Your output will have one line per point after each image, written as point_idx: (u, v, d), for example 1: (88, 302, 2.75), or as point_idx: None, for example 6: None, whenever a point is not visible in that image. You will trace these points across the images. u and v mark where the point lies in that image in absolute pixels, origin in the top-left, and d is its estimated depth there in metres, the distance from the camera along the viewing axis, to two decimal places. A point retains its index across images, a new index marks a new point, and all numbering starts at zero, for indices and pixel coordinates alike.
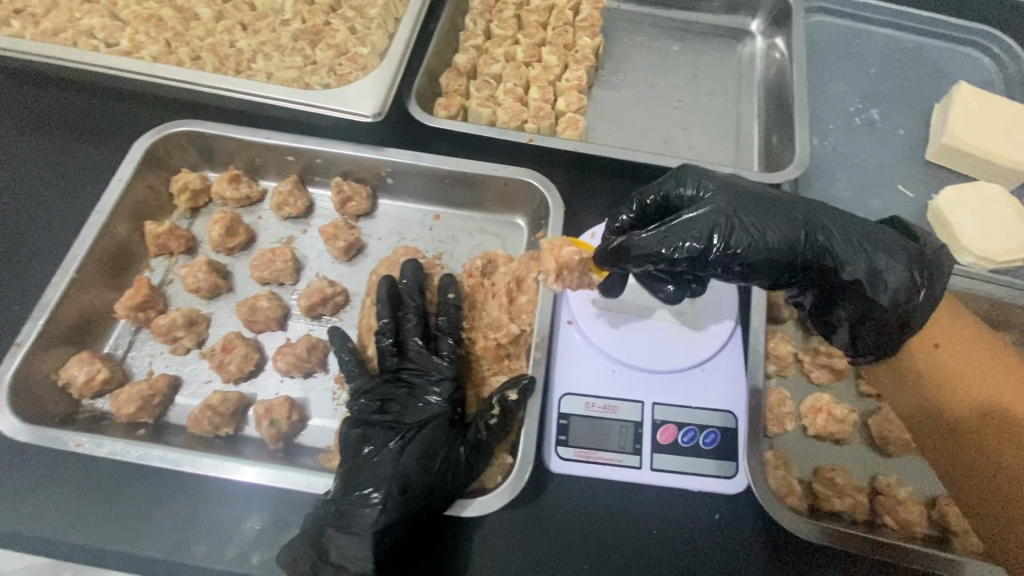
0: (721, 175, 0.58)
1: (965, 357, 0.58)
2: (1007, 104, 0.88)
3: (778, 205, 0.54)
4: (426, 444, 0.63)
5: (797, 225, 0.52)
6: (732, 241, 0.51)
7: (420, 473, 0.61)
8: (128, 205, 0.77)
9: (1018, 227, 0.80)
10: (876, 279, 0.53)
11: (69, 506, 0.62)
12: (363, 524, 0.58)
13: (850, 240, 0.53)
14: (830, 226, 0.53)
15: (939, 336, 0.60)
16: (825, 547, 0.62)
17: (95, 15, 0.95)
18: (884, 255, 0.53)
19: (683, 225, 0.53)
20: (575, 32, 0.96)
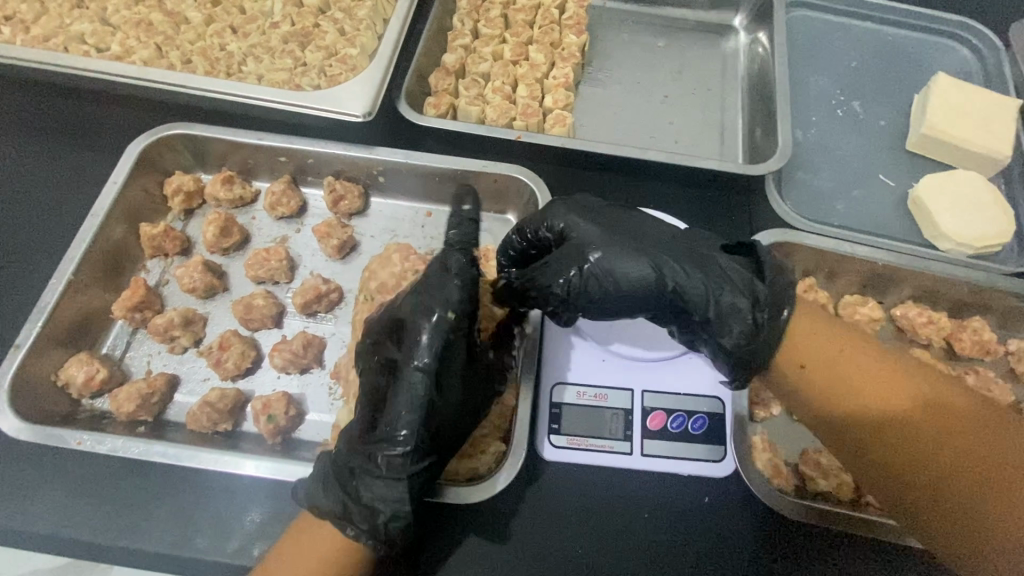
0: (606, 215, 0.67)
1: (850, 365, 0.55)
2: (983, 94, 0.90)
3: (644, 247, 0.64)
4: (460, 393, 0.63)
5: (637, 264, 0.62)
6: (598, 276, 0.63)
7: (453, 422, 0.62)
8: (122, 207, 0.78)
9: (994, 213, 0.82)
10: (728, 311, 0.60)
11: (71, 503, 0.63)
12: (401, 475, 0.58)
13: (700, 280, 0.61)
14: (687, 267, 0.62)
15: (806, 357, 0.57)
16: (814, 526, 0.64)
17: (86, 21, 0.96)
18: (741, 290, 0.61)
19: (563, 262, 0.64)
20: (561, 30, 0.97)
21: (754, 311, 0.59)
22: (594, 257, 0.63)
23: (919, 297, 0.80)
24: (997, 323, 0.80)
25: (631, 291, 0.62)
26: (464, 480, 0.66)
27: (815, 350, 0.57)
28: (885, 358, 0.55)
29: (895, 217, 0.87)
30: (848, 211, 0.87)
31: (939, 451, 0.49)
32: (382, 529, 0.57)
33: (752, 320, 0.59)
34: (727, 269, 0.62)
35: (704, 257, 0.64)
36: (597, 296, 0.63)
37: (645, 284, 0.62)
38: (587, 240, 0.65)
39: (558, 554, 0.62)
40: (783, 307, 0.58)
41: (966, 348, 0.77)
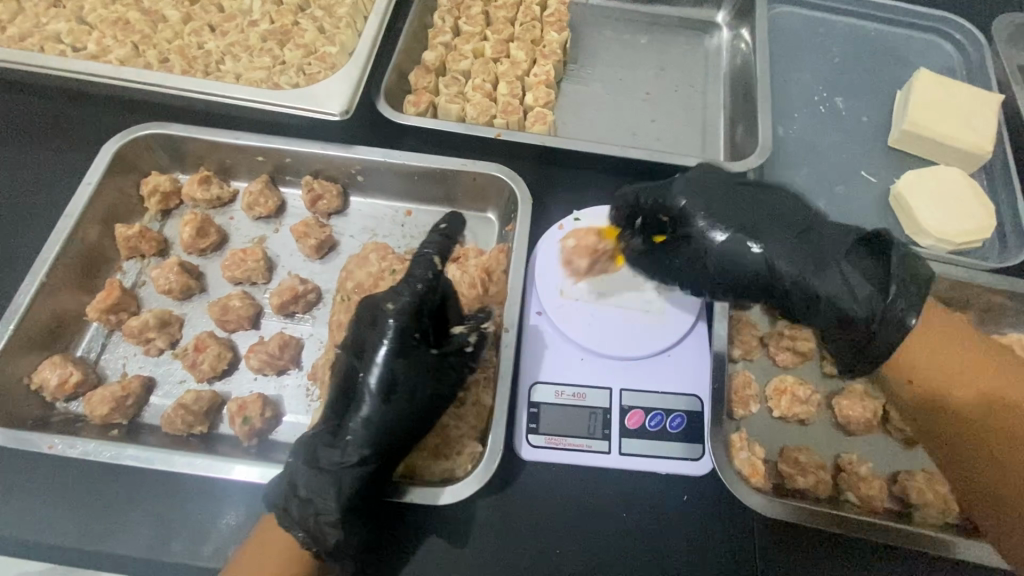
0: (735, 203, 0.69)
1: (945, 355, 0.57)
2: (965, 89, 0.90)
3: (773, 226, 0.66)
4: (405, 390, 0.62)
5: (756, 257, 0.65)
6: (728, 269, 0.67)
7: (397, 419, 0.61)
8: (98, 208, 0.77)
9: (974, 208, 0.82)
10: (855, 291, 0.61)
11: (43, 508, 0.63)
12: (334, 471, 0.59)
13: (832, 276, 0.62)
14: (816, 259, 0.63)
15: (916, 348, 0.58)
16: (792, 524, 0.64)
17: (62, 20, 0.94)
18: (862, 279, 0.62)
19: (721, 257, 0.66)
20: (543, 27, 0.97)
21: (882, 291, 0.60)
22: (724, 243, 0.66)
23: None
24: (977, 318, 0.81)
25: (751, 280, 0.66)
26: (439, 480, 0.65)
27: (922, 340, 0.58)
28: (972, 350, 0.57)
29: (876, 214, 0.87)
30: (829, 207, 0.87)
31: (998, 442, 0.55)
32: (313, 524, 0.58)
33: (876, 297, 0.60)
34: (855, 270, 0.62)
35: (848, 255, 0.64)
36: (785, 274, 0.64)
37: (766, 277, 0.65)
38: (766, 229, 0.66)
39: (535, 554, 0.62)
40: (908, 294, 0.59)
41: None
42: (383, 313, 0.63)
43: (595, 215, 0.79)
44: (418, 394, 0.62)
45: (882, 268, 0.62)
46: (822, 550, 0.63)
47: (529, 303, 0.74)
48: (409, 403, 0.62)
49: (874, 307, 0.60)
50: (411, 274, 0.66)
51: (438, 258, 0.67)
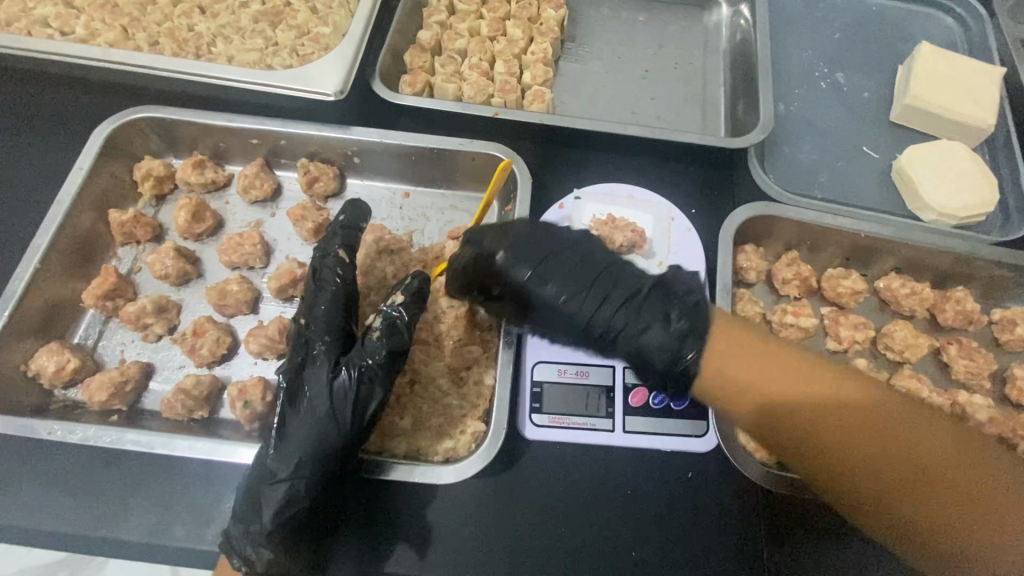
0: (530, 240, 0.63)
1: (779, 385, 0.51)
2: (968, 61, 0.89)
3: (568, 278, 0.61)
4: (334, 396, 0.62)
5: (582, 306, 0.60)
6: (593, 317, 0.60)
7: (313, 426, 0.60)
8: (90, 194, 0.76)
9: (977, 181, 0.81)
10: (650, 353, 0.58)
11: (44, 495, 0.62)
12: (273, 485, 0.59)
13: (622, 311, 0.59)
14: (615, 288, 0.61)
15: (747, 374, 0.52)
16: (796, 498, 0.64)
17: (49, 4, 0.92)
18: (657, 315, 0.58)
19: (537, 297, 0.62)
20: (540, 4, 0.95)
21: (679, 360, 0.56)
22: (523, 273, 0.62)
23: (902, 269, 0.80)
24: (979, 293, 0.80)
25: (565, 319, 0.61)
26: (440, 461, 0.65)
27: (760, 368, 0.52)
28: (812, 368, 0.51)
29: (879, 189, 0.86)
30: (831, 183, 0.86)
31: (854, 446, 0.49)
32: (252, 543, 0.57)
33: (672, 362, 0.56)
34: (657, 304, 0.59)
35: (620, 281, 0.61)
36: (613, 329, 0.60)
37: (586, 321, 0.61)
38: (563, 287, 0.61)
39: (540, 533, 0.62)
40: (688, 346, 0.55)
41: (948, 318, 0.77)
42: (300, 325, 0.67)
43: (595, 193, 0.79)
44: (345, 395, 0.62)
45: (668, 299, 0.59)
46: (825, 524, 0.63)
47: None
48: (319, 415, 0.61)
49: (677, 340, 0.56)
50: (321, 280, 0.69)
51: (339, 270, 0.70)
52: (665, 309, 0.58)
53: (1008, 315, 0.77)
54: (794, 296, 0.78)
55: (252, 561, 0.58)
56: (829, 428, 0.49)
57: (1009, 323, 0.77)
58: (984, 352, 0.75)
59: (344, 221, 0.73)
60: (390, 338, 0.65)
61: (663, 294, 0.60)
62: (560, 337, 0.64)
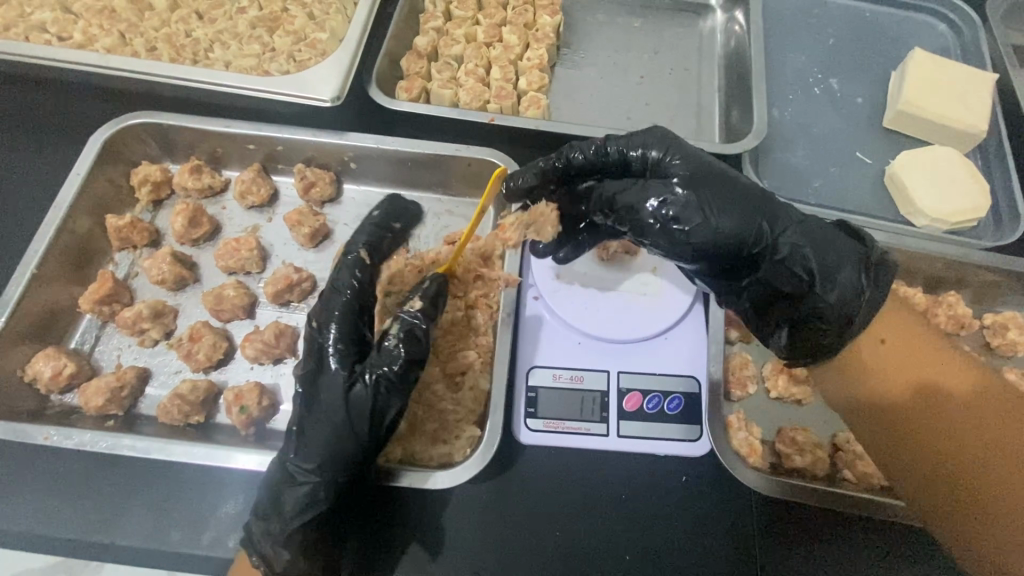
0: (677, 142, 0.64)
1: (904, 353, 0.57)
2: (960, 67, 0.90)
3: (725, 199, 0.60)
4: (351, 403, 0.61)
5: (762, 225, 0.61)
6: (780, 244, 0.61)
7: (333, 433, 0.60)
8: (87, 200, 0.76)
9: (970, 187, 0.82)
10: (817, 279, 0.60)
11: (41, 500, 0.62)
12: (295, 487, 0.59)
13: (807, 244, 0.62)
14: (775, 211, 0.62)
15: (890, 335, 0.58)
16: (789, 503, 0.64)
17: (47, 10, 0.92)
18: (839, 261, 0.61)
19: (661, 201, 0.60)
20: (535, 10, 0.96)
21: (863, 271, 0.61)
22: (659, 199, 0.59)
23: (895, 274, 0.80)
24: (972, 298, 0.81)
25: (723, 237, 0.60)
26: (436, 466, 0.65)
27: (892, 331, 0.59)
28: (934, 351, 0.56)
29: (872, 195, 0.87)
30: (825, 189, 0.86)
31: (921, 421, 0.54)
32: (272, 544, 0.58)
33: (858, 289, 0.59)
34: (830, 254, 0.62)
35: (785, 212, 0.63)
36: (784, 253, 0.61)
37: (726, 234, 0.60)
38: (705, 197, 0.60)
39: (534, 538, 0.62)
40: (854, 306, 0.59)
41: (941, 323, 0.77)
42: (315, 327, 0.65)
43: None
44: (362, 402, 0.61)
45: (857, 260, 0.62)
46: (816, 528, 0.64)
47: (527, 288, 0.74)
48: (339, 423, 0.60)
49: (823, 281, 0.60)
50: (339, 281, 0.68)
51: (360, 272, 0.69)
52: (824, 258, 0.61)
53: (1000, 320, 0.78)
54: None
55: (270, 563, 0.57)
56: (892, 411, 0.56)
57: (1001, 328, 0.77)
58: (976, 356, 0.76)
59: (377, 217, 0.76)
60: (408, 346, 0.63)
61: (830, 242, 0.63)
62: (694, 245, 0.60)
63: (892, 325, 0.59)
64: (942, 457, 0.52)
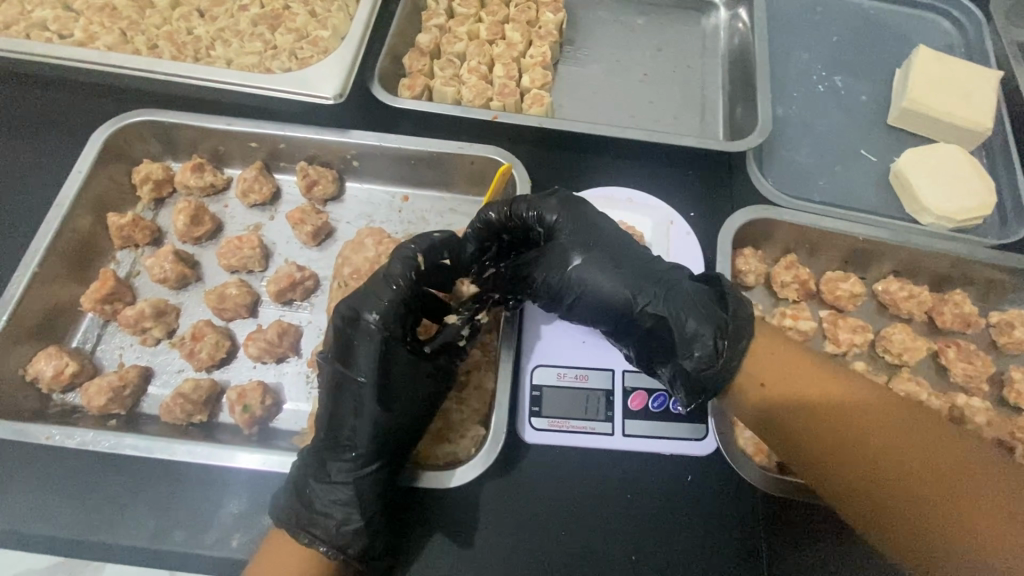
0: (573, 207, 0.68)
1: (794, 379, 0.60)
2: (964, 64, 0.89)
3: (609, 265, 0.65)
4: (403, 395, 0.62)
5: (628, 298, 0.63)
6: (650, 306, 0.62)
7: (399, 426, 0.61)
8: (89, 198, 0.76)
9: (976, 185, 0.81)
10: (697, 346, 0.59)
11: (43, 500, 0.62)
12: (353, 479, 0.59)
13: (688, 310, 0.60)
14: (656, 277, 0.64)
15: (765, 375, 0.61)
16: (796, 502, 0.64)
17: (47, 7, 0.92)
18: (699, 323, 0.59)
19: (563, 270, 0.65)
20: (538, 8, 0.95)
21: (716, 338, 0.58)
22: (575, 257, 0.65)
23: (901, 272, 0.80)
24: (978, 296, 0.81)
25: (601, 305, 0.65)
26: (442, 465, 0.65)
27: (778, 365, 0.61)
28: (814, 371, 0.60)
29: (877, 192, 0.86)
30: (830, 187, 0.86)
31: (839, 433, 0.56)
32: (341, 535, 0.57)
33: (713, 350, 0.58)
34: (692, 310, 0.60)
35: (665, 273, 0.64)
36: (649, 319, 0.62)
37: (609, 301, 0.64)
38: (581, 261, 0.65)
39: (538, 537, 0.62)
40: (726, 361, 0.58)
41: (947, 321, 0.77)
42: (366, 323, 0.61)
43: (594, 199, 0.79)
44: (414, 395, 0.62)
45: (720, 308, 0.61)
46: (823, 527, 0.63)
47: None
48: (406, 417, 0.62)
49: (703, 346, 0.58)
50: (393, 275, 0.62)
51: (411, 267, 0.63)
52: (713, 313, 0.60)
53: (1006, 318, 0.77)
54: (793, 299, 0.78)
55: (342, 552, 0.57)
56: (828, 418, 0.57)
57: (1008, 326, 0.77)
58: (982, 355, 0.75)
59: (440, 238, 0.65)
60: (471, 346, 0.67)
61: (706, 296, 0.61)
62: (580, 309, 0.66)
63: (769, 357, 0.62)
64: (874, 470, 0.54)
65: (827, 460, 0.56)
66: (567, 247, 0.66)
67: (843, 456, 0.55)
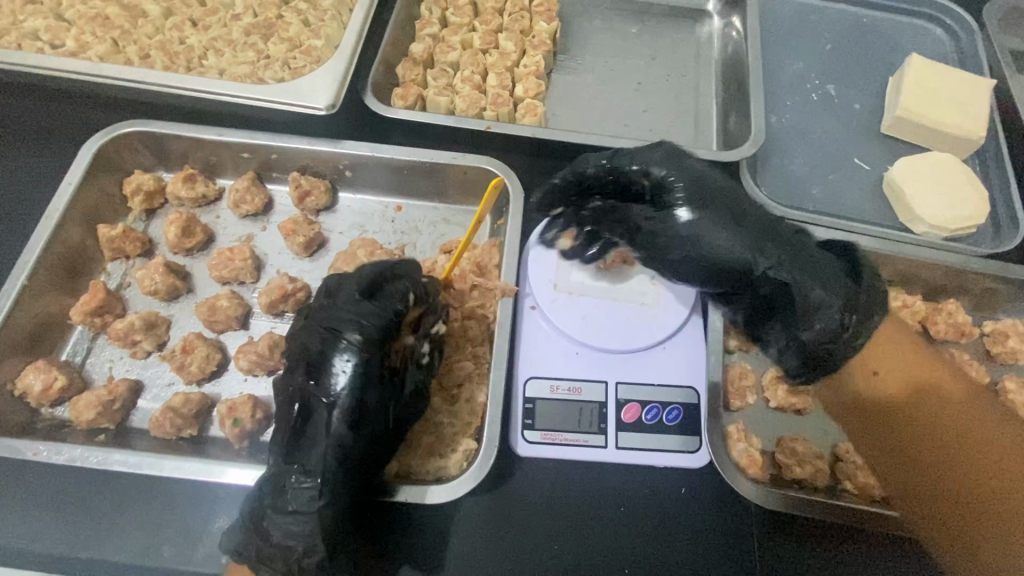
0: (679, 159, 0.67)
1: (904, 368, 0.63)
2: (957, 73, 0.89)
3: (721, 220, 0.63)
4: (366, 414, 0.58)
5: (760, 262, 0.63)
6: (779, 271, 0.63)
7: (361, 448, 0.58)
8: (79, 210, 0.75)
9: (969, 194, 0.81)
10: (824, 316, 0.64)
11: (29, 517, 0.61)
12: (308, 510, 0.56)
13: (797, 267, 0.64)
14: (777, 241, 0.64)
15: (879, 366, 0.65)
16: (789, 516, 0.64)
17: (39, 17, 0.92)
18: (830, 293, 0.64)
19: (677, 224, 0.63)
20: (532, 17, 0.95)
21: (841, 305, 0.64)
22: (685, 212, 0.64)
23: (895, 281, 0.80)
24: (972, 305, 0.80)
25: (719, 263, 0.63)
26: (433, 479, 0.65)
27: (892, 361, 0.64)
28: (928, 361, 0.63)
29: (871, 202, 0.86)
30: (823, 196, 0.86)
31: (921, 417, 0.60)
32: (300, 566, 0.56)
33: (839, 325, 0.64)
34: (819, 277, 0.65)
35: (796, 242, 0.66)
36: (770, 274, 0.63)
37: (731, 261, 0.63)
38: (712, 214, 0.63)
39: (530, 554, 0.61)
40: (847, 324, 0.64)
41: (941, 331, 0.77)
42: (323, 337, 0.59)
43: None
44: (378, 415, 0.59)
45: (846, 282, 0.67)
46: (815, 540, 0.63)
47: (523, 298, 0.73)
48: (369, 438, 0.58)
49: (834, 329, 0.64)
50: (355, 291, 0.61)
51: (355, 283, 0.62)
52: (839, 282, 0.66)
53: (999, 328, 0.77)
54: None
55: None
56: (898, 412, 0.61)
57: (1001, 336, 0.77)
58: (976, 365, 0.75)
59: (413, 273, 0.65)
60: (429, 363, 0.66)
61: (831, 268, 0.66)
62: (687, 267, 0.65)
63: (880, 350, 0.66)
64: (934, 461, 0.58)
65: (916, 477, 0.58)
66: (679, 199, 0.64)
67: (915, 458, 0.59)
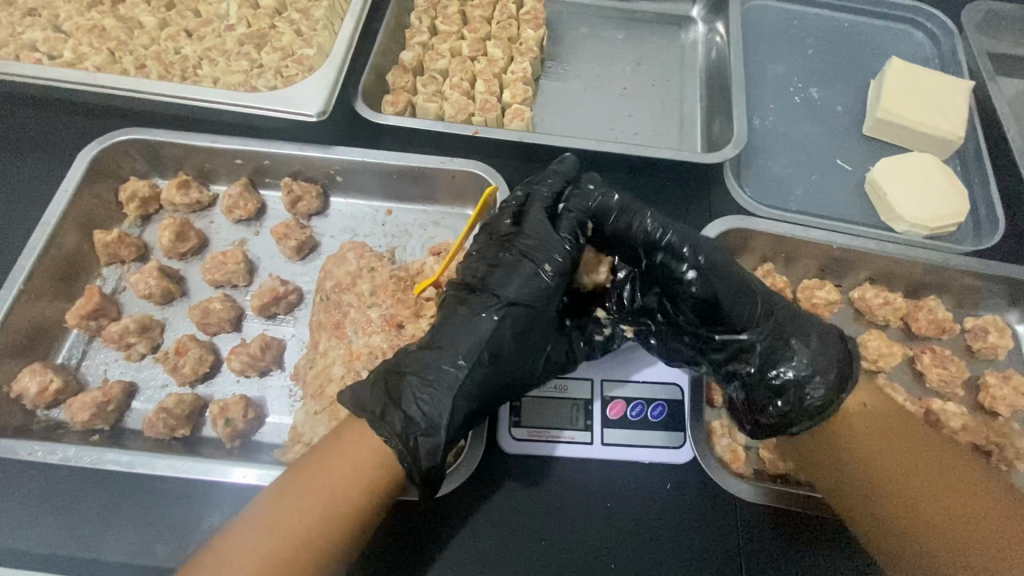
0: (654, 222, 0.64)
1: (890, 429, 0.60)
2: (937, 74, 0.91)
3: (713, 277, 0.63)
4: (504, 352, 0.62)
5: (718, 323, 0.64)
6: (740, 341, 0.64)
7: (488, 377, 0.61)
8: (75, 215, 0.77)
9: (948, 193, 0.83)
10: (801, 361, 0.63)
11: (25, 516, 0.62)
12: (440, 425, 0.58)
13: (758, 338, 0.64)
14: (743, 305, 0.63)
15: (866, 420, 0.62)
16: (772, 510, 0.65)
17: (38, 29, 0.94)
18: (788, 363, 0.62)
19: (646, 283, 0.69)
20: (519, 25, 0.97)
21: (807, 381, 0.61)
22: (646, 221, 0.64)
23: (877, 279, 0.81)
24: (953, 302, 0.82)
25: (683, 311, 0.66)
26: None
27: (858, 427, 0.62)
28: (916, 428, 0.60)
29: (853, 201, 0.88)
30: (806, 197, 0.88)
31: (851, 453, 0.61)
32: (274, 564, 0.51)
33: (805, 384, 0.61)
34: (781, 353, 0.63)
35: (779, 315, 0.65)
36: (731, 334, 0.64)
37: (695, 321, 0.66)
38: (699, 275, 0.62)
39: (522, 549, 0.62)
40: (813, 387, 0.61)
41: (922, 327, 0.78)
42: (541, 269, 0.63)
43: None
44: (505, 350, 0.62)
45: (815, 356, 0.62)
46: (801, 533, 0.64)
47: None
48: (500, 367, 0.62)
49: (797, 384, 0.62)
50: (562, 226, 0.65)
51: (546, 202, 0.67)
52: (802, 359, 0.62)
53: (980, 324, 0.79)
54: None
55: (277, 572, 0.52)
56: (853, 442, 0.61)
57: (981, 331, 0.78)
58: (957, 360, 0.76)
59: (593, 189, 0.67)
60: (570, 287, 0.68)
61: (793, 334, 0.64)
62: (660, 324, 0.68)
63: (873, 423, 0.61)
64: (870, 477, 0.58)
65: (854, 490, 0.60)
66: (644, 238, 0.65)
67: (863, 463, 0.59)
